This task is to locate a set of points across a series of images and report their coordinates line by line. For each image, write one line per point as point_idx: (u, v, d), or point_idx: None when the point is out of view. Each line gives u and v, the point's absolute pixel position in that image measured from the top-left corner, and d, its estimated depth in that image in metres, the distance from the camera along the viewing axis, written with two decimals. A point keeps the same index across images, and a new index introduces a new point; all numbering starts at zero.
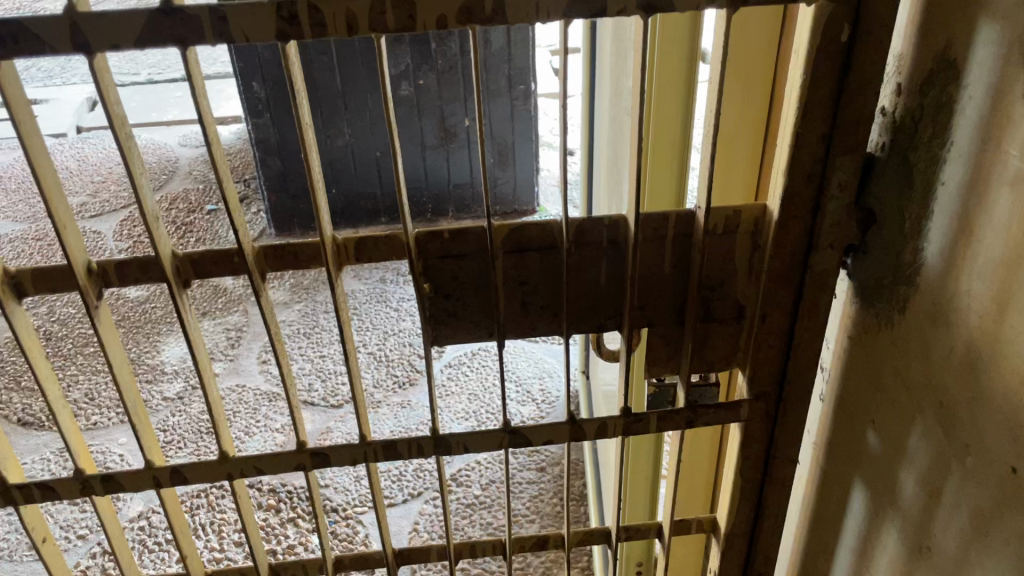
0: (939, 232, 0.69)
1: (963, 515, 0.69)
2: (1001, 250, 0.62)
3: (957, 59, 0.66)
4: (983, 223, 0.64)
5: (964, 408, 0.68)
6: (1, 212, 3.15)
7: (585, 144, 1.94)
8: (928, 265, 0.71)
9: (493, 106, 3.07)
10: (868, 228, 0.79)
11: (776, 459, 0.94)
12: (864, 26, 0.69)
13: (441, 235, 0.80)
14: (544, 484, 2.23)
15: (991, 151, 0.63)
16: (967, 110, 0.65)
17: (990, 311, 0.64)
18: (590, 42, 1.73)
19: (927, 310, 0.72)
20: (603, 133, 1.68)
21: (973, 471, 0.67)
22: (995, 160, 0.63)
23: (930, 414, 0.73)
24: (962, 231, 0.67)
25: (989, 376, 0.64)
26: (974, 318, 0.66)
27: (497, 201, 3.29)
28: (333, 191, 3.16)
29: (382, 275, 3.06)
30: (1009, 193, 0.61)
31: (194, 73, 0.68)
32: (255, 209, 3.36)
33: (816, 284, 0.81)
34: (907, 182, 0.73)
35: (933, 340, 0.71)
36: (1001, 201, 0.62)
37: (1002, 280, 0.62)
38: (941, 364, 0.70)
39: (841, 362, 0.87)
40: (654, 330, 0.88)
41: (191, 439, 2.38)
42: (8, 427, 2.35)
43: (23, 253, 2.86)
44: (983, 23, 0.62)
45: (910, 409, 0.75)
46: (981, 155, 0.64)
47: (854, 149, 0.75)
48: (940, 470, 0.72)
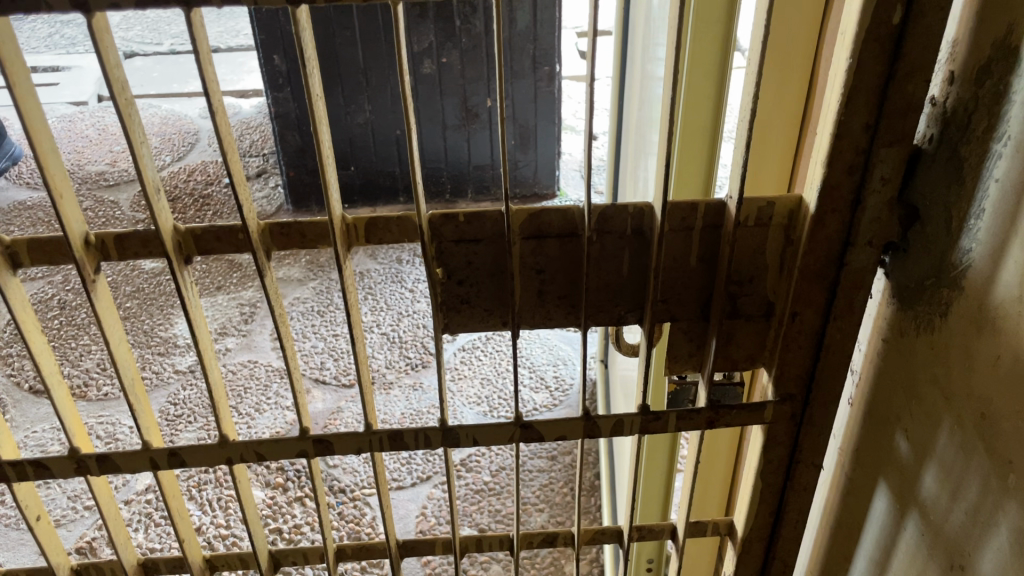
0: (988, 232, 0.65)
1: (1003, 536, 0.65)
2: None
3: (1019, 45, 0.60)
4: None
5: (1009, 423, 0.63)
6: (19, 178, 3.15)
7: (613, 128, 1.89)
8: (975, 269, 0.66)
9: (517, 87, 3.02)
10: (911, 226, 0.74)
11: (799, 464, 0.90)
12: (918, 8, 0.64)
13: (457, 218, 0.76)
14: (554, 473, 2.21)
15: None
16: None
17: None
18: (623, 23, 1.68)
19: (973, 314, 0.67)
20: (632, 118, 1.63)
21: (1015, 489, 0.63)
22: None
23: (969, 424, 0.68)
24: (1015, 233, 0.62)
25: None
26: None
27: (517, 183, 3.26)
28: (351, 169, 3.13)
29: (398, 255, 3.03)
30: None
31: (199, 38, 0.63)
32: (273, 183, 3.34)
33: (850, 282, 0.77)
34: (956, 178, 0.68)
35: (978, 350, 0.67)
36: None
37: None
38: (985, 374, 0.66)
39: (873, 364, 0.83)
40: (677, 324, 0.84)
41: (200, 413, 2.37)
42: (19, 395, 2.35)
43: (40, 221, 2.85)
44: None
45: (948, 416, 0.71)
46: None
47: (899, 140, 0.70)
48: (976, 483, 0.68)
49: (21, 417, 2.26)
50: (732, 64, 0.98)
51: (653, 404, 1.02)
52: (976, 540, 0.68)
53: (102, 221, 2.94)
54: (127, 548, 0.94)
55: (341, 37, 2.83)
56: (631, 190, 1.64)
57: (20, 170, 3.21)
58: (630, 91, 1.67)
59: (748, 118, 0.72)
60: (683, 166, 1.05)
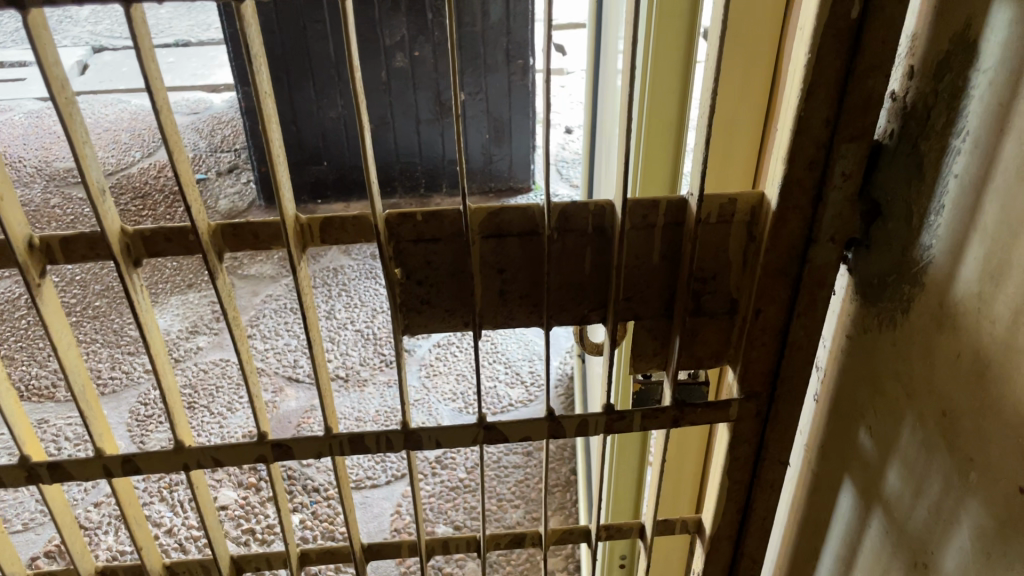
0: (947, 230, 0.64)
1: (965, 534, 0.64)
2: (1015, 253, 0.57)
3: (976, 40, 0.60)
4: (988, 214, 0.59)
5: (969, 420, 0.63)
6: None
7: (586, 122, 1.88)
8: (935, 266, 0.66)
9: (490, 80, 3.01)
10: (873, 222, 0.74)
11: (766, 461, 0.89)
12: (875, 2, 0.63)
13: (414, 218, 0.74)
14: (530, 469, 2.20)
15: (1006, 140, 0.57)
16: (982, 97, 0.59)
17: (1003, 323, 0.58)
18: (596, 15, 1.67)
19: (933, 310, 0.66)
20: (605, 112, 1.62)
21: (976, 487, 0.63)
22: (1009, 150, 0.57)
23: (930, 422, 0.68)
24: (973, 229, 0.61)
25: (997, 389, 0.59)
26: (985, 328, 0.60)
27: (492, 177, 3.24)
28: (324, 164, 3.11)
29: (372, 252, 3.00)
30: None
31: (140, 35, 0.61)
32: (245, 178, 3.30)
33: (813, 279, 0.76)
34: (916, 174, 0.68)
35: (938, 347, 0.66)
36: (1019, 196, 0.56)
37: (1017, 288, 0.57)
38: (945, 371, 0.65)
39: (837, 361, 0.82)
40: (640, 323, 0.83)
41: None
42: None
43: None
44: (1008, 1, 0.56)
45: (910, 412, 0.70)
46: (996, 145, 0.58)
47: (859, 135, 0.69)
48: (938, 480, 0.67)
49: None
50: (696, 58, 0.97)
51: (620, 403, 1.01)
52: (939, 537, 0.68)
53: (71, 219, 2.89)
54: (84, 557, 0.92)
55: (312, 30, 2.79)
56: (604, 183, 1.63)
57: None
58: (602, 85, 1.66)
59: (708, 115, 0.71)
60: (649, 162, 1.04)
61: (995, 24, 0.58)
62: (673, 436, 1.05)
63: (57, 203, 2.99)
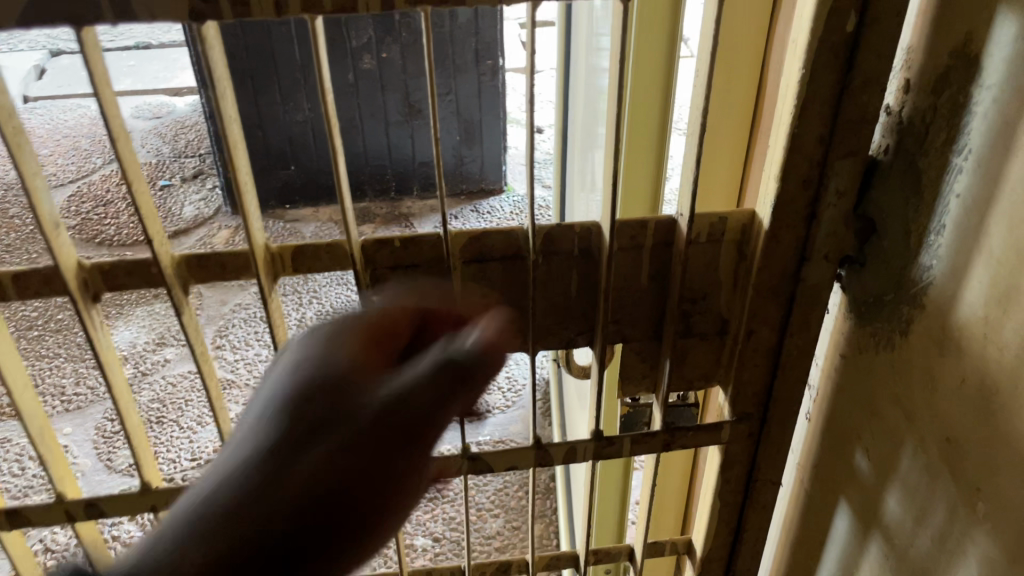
0: (950, 251, 0.62)
1: (973, 566, 0.62)
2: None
3: (978, 55, 0.57)
4: (991, 235, 0.57)
5: (976, 449, 0.61)
6: None
7: (558, 124, 1.86)
8: (937, 288, 0.63)
9: (460, 81, 2.99)
10: (867, 239, 0.71)
11: (758, 481, 0.87)
12: (871, 15, 0.61)
13: (392, 243, 0.71)
14: (509, 476, 2.17)
15: (1013, 161, 0.55)
16: (986, 114, 0.57)
17: (1013, 350, 0.56)
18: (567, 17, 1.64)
19: (935, 333, 0.64)
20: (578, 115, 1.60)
21: (983, 517, 0.60)
22: (1016, 171, 0.55)
23: (934, 448, 0.65)
24: (977, 251, 0.59)
25: (1007, 417, 0.57)
26: (993, 355, 0.58)
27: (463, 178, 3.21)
28: (292, 169, 3.04)
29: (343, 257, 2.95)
30: None
31: (94, 60, 0.57)
32: (211, 184, 3.23)
33: (807, 298, 0.74)
34: (913, 192, 0.65)
35: (941, 371, 0.64)
36: None
37: None
38: (950, 396, 0.63)
39: (831, 380, 0.80)
40: (628, 345, 0.80)
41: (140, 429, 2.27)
42: None
43: None
44: (1015, 16, 0.54)
45: (911, 437, 0.68)
46: (1001, 165, 0.56)
47: (854, 152, 0.67)
48: (942, 508, 0.65)
49: None
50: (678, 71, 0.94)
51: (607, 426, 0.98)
52: (944, 566, 0.66)
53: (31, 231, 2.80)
54: None
55: (277, 33, 2.74)
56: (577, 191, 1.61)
57: None
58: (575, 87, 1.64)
59: (697, 133, 0.68)
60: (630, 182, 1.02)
61: (998, 37, 0.55)
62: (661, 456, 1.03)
63: (16, 212, 2.91)
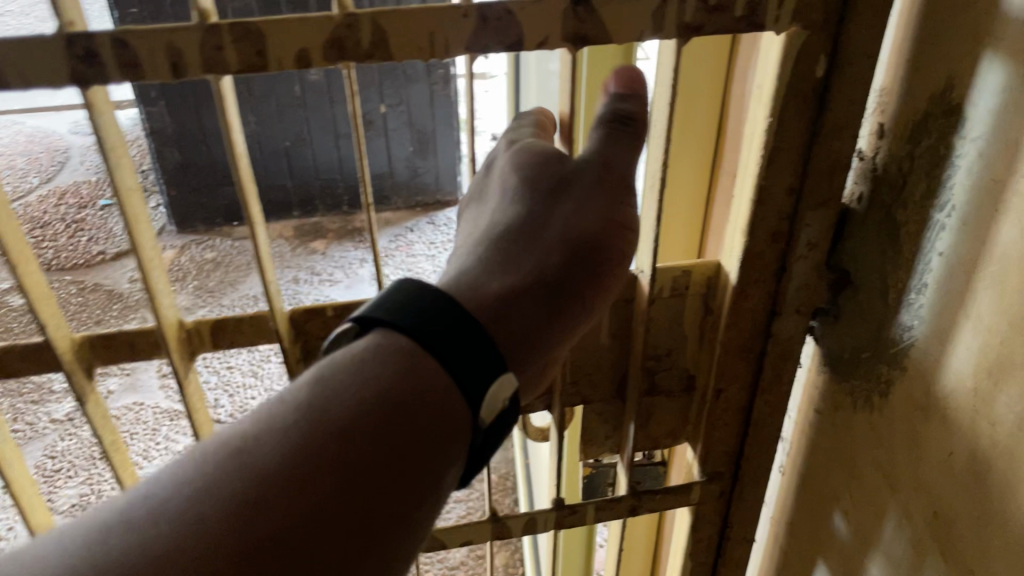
0: (933, 313, 0.57)
1: None
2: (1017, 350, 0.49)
3: (961, 102, 0.52)
4: (980, 302, 0.52)
5: (967, 529, 0.56)
6: None
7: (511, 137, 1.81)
8: (920, 351, 0.59)
9: (412, 92, 2.92)
10: (841, 292, 0.66)
11: (730, 539, 0.82)
12: (845, 58, 0.55)
13: (326, 313, 0.64)
14: (472, 503, 2.10)
15: (1003, 222, 0.50)
16: (971, 168, 0.52)
17: (1006, 427, 0.51)
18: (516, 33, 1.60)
19: (918, 399, 0.59)
20: None
21: None
22: (1007, 234, 0.49)
23: (919, 520, 0.60)
24: (965, 315, 0.54)
25: (1001, 500, 0.52)
26: (984, 431, 0.53)
27: (418, 190, 3.16)
28: (238, 185, 2.99)
29: (294, 275, 2.86)
30: None
31: None
32: (154, 203, 3.12)
33: (779, 353, 0.69)
34: (892, 244, 0.60)
35: (926, 440, 0.59)
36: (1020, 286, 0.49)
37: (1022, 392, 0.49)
38: (936, 468, 0.58)
39: (805, 435, 0.75)
40: (589, 406, 0.74)
41: (81, 467, 2.17)
42: None
43: None
44: (1006, 64, 0.49)
45: (894, 509, 0.63)
46: (989, 225, 0.51)
47: (827, 201, 0.61)
48: None
49: None
50: None
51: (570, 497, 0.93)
52: None
53: None
54: None
55: None
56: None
57: None
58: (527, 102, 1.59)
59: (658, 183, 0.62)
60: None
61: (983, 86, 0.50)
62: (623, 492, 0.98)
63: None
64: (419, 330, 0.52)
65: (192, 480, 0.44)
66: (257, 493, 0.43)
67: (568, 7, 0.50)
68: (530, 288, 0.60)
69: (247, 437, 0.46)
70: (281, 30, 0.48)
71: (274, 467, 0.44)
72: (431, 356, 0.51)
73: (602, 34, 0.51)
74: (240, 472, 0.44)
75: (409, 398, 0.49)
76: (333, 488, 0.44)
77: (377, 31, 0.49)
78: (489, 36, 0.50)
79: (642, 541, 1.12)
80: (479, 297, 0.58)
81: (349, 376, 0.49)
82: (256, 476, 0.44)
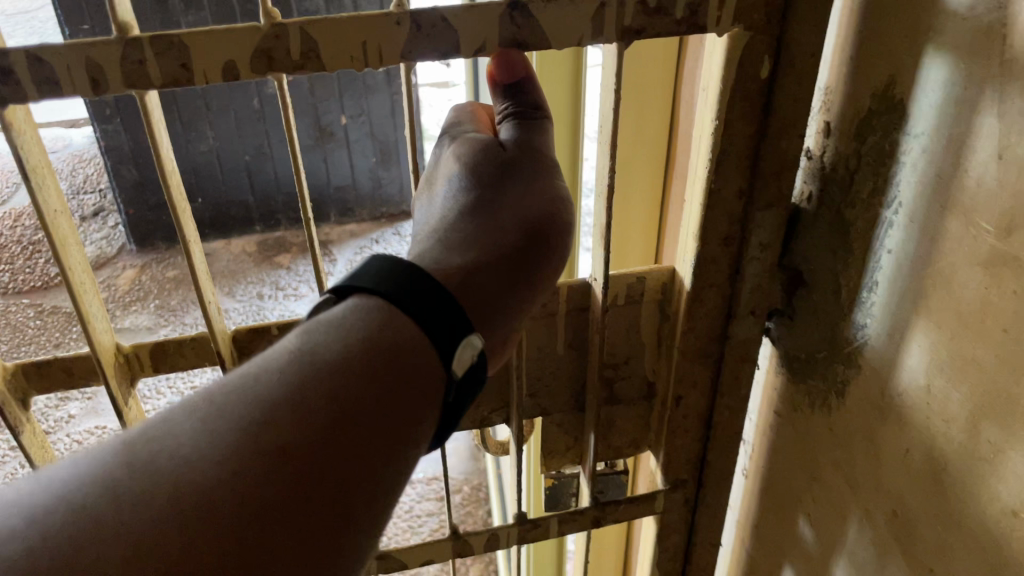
0: (886, 310, 0.56)
1: None
2: (970, 344, 0.49)
3: (905, 97, 0.52)
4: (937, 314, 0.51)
5: (927, 526, 0.55)
6: None
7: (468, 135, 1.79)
8: (873, 348, 0.58)
9: (373, 101, 2.89)
10: (795, 291, 0.66)
11: (698, 545, 0.81)
12: (788, 58, 0.55)
13: (270, 331, 0.68)
14: (445, 515, 2.07)
15: (953, 218, 0.49)
16: (918, 165, 0.51)
17: (961, 421, 0.50)
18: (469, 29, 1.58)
19: (874, 396, 0.59)
20: None
21: None
22: (956, 229, 0.49)
23: (880, 520, 0.60)
24: (917, 312, 0.53)
25: (958, 496, 0.51)
26: (939, 426, 0.52)
27: (381, 202, 3.15)
28: (199, 202, 2.97)
29: (258, 290, 2.81)
30: (981, 274, 0.47)
31: None
32: (112, 221, 3.06)
33: (737, 357, 0.68)
34: (845, 244, 0.59)
35: (882, 436, 0.58)
36: (970, 280, 0.48)
37: (975, 386, 0.49)
38: (894, 466, 0.57)
39: (767, 438, 0.75)
40: (549, 417, 0.73)
41: None
42: None
43: None
44: (950, 59, 0.48)
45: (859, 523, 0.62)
46: (940, 221, 0.50)
47: (777, 202, 0.61)
48: None
49: None
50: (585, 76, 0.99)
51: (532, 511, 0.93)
52: None
53: None
54: None
55: None
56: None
57: None
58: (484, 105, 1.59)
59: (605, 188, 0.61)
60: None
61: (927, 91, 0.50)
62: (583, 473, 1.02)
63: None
64: (403, 296, 0.51)
65: (171, 450, 0.42)
66: (256, 444, 0.42)
67: (503, 11, 0.50)
68: (496, 263, 0.59)
69: (218, 405, 0.44)
70: (206, 44, 0.49)
71: (273, 418, 0.43)
72: (404, 317, 0.50)
73: (542, 39, 0.52)
74: (238, 421, 0.43)
75: (384, 360, 0.48)
76: (328, 445, 0.44)
77: (305, 41, 0.50)
78: (423, 45, 0.51)
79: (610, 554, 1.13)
80: (445, 269, 0.56)
81: (329, 341, 0.48)
82: (254, 424, 0.43)
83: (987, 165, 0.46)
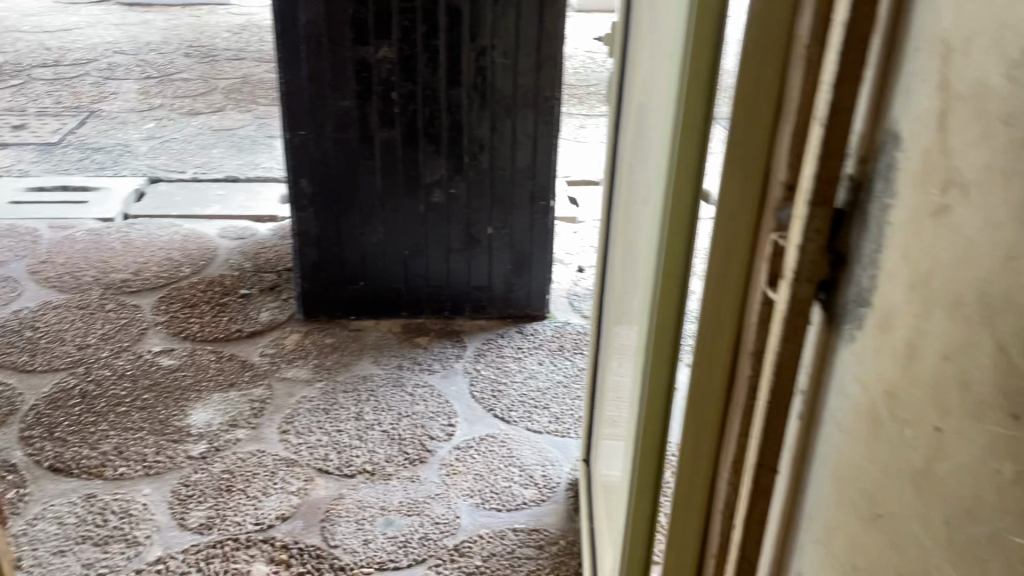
0: (912, 247, 0.87)
1: (966, 467, 0.79)
2: (968, 240, 0.78)
3: (915, 115, 0.86)
4: (913, 207, 0.87)
5: (953, 377, 0.80)
6: (68, 298, 3.65)
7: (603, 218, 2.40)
8: (910, 280, 0.87)
9: (516, 218, 3.55)
10: (839, 267, 1.02)
11: (761, 467, 1.19)
12: (834, 113, 0.97)
13: None
14: (542, 560, 2.47)
15: (949, 170, 0.81)
16: (916, 156, 0.86)
17: (972, 293, 0.77)
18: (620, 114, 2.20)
19: (913, 316, 0.87)
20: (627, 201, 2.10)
21: (965, 424, 0.79)
22: (953, 178, 0.80)
23: (929, 396, 0.84)
24: (938, 240, 0.82)
25: (975, 348, 0.77)
26: (956, 305, 0.80)
27: (509, 305, 3.72)
28: (361, 284, 3.60)
29: (399, 362, 3.39)
30: (968, 196, 0.78)
31: None
32: (287, 295, 3.80)
33: (796, 310, 1.06)
34: (869, 226, 0.95)
35: (920, 338, 0.86)
36: (964, 203, 0.78)
37: (976, 269, 0.77)
38: (927, 347, 0.84)
39: (829, 384, 1.05)
40: None
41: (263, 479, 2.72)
42: (63, 476, 2.68)
43: (70, 355, 3.25)
44: (923, 96, 0.85)
45: (867, 366, 0.96)
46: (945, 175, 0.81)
47: (824, 202, 1.00)
48: (931, 440, 0.84)
49: (47, 510, 2.55)
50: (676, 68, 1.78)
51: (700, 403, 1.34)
52: (938, 477, 0.83)
53: (137, 333, 3.43)
54: None
55: (363, 166, 3.38)
56: (620, 372, 2.03)
57: (63, 282, 3.77)
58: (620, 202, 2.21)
59: None
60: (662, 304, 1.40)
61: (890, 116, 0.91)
62: (689, 417, 1.36)
63: (122, 318, 3.53)
64: None
65: None
66: None
67: None
68: None
69: None
70: None
71: None
72: None
73: None
74: None
75: None
76: None
77: None
78: None
79: (692, 520, 1.43)
80: None
81: None
82: None
83: (957, 135, 0.79)
